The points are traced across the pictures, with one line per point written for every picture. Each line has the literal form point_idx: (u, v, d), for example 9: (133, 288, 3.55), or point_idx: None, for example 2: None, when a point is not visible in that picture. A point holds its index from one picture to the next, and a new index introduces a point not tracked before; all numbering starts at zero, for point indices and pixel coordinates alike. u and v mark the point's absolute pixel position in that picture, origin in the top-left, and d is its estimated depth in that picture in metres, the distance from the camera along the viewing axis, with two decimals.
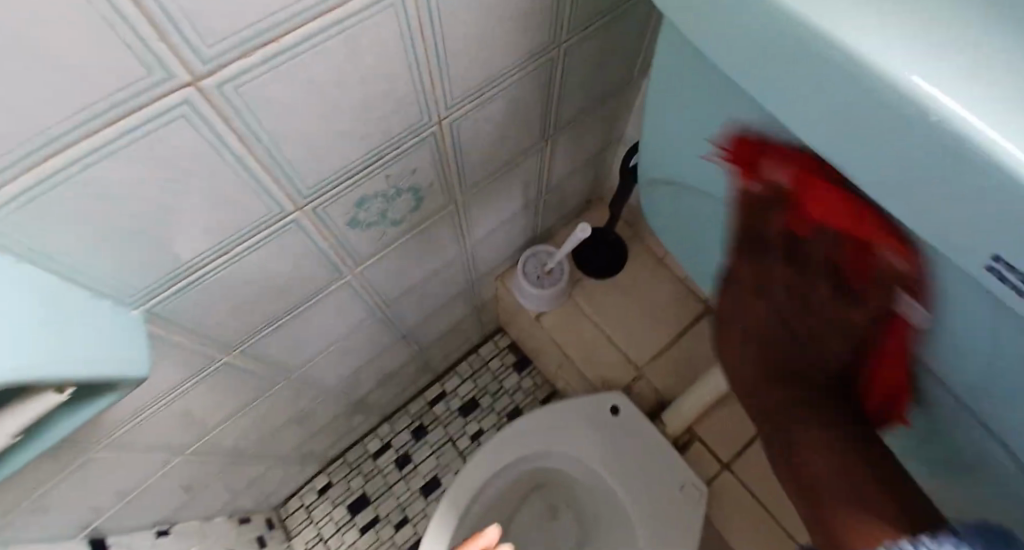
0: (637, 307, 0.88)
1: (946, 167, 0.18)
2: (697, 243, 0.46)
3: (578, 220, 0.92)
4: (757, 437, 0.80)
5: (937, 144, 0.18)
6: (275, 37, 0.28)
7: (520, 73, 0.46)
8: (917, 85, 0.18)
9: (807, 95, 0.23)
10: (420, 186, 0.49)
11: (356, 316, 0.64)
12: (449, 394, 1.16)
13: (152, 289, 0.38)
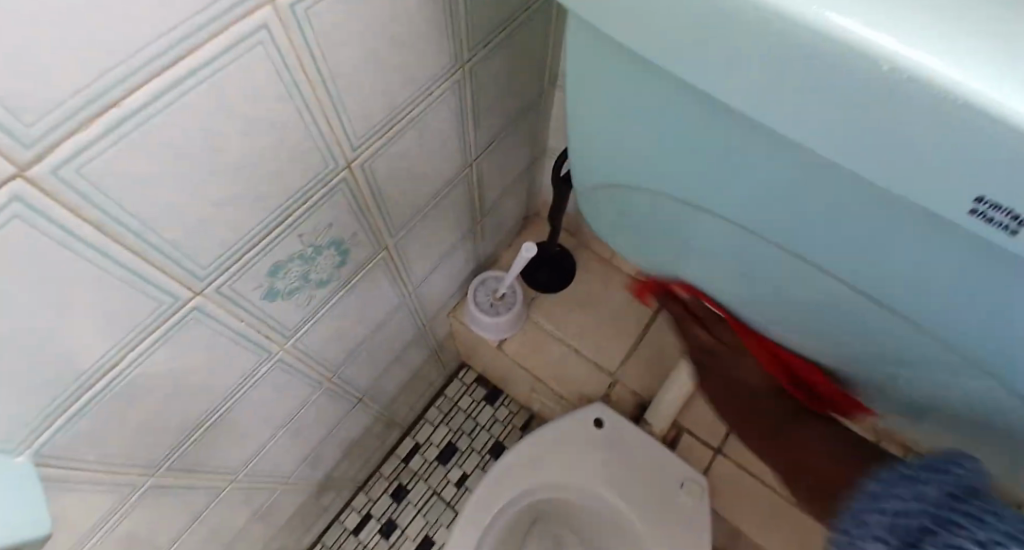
0: (597, 313, 0.86)
1: (912, 119, 0.17)
2: (645, 247, 0.44)
3: (519, 239, 0.89)
4: None
5: (901, 93, 0.16)
6: (114, 100, 0.23)
7: (429, 99, 0.42)
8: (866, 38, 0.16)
9: (735, 63, 0.20)
10: (342, 238, 0.44)
11: (300, 392, 0.57)
12: (423, 444, 1.09)
13: (30, 430, 0.31)
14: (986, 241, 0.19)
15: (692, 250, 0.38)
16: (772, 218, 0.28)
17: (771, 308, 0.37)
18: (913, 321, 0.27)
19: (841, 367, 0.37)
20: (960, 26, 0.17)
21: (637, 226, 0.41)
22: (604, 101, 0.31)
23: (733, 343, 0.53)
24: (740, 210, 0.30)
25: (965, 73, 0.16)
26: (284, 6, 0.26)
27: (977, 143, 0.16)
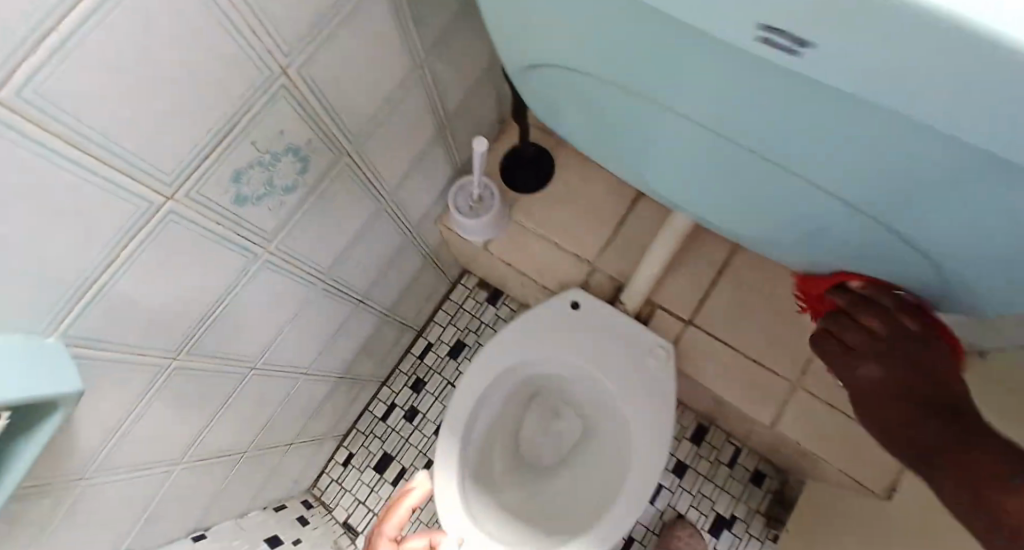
0: (576, 208, 0.90)
1: None
2: (605, 128, 0.45)
3: (496, 142, 0.92)
4: (710, 291, 0.84)
5: None
6: (51, 27, 0.27)
7: (353, 1, 0.44)
8: None
9: None
10: (297, 144, 0.49)
11: (299, 292, 0.65)
12: (435, 343, 1.20)
13: (60, 312, 0.39)
14: (802, 66, 0.20)
15: (631, 120, 0.40)
16: (721, 100, 0.29)
17: (751, 174, 0.36)
18: (852, 144, 0.26)
19: (787, 211, 0.39)
20: None
21: (566, 105, 0.44)
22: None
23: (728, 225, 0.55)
24: (666, 71, 0.29)
25: None
26: None
27: None
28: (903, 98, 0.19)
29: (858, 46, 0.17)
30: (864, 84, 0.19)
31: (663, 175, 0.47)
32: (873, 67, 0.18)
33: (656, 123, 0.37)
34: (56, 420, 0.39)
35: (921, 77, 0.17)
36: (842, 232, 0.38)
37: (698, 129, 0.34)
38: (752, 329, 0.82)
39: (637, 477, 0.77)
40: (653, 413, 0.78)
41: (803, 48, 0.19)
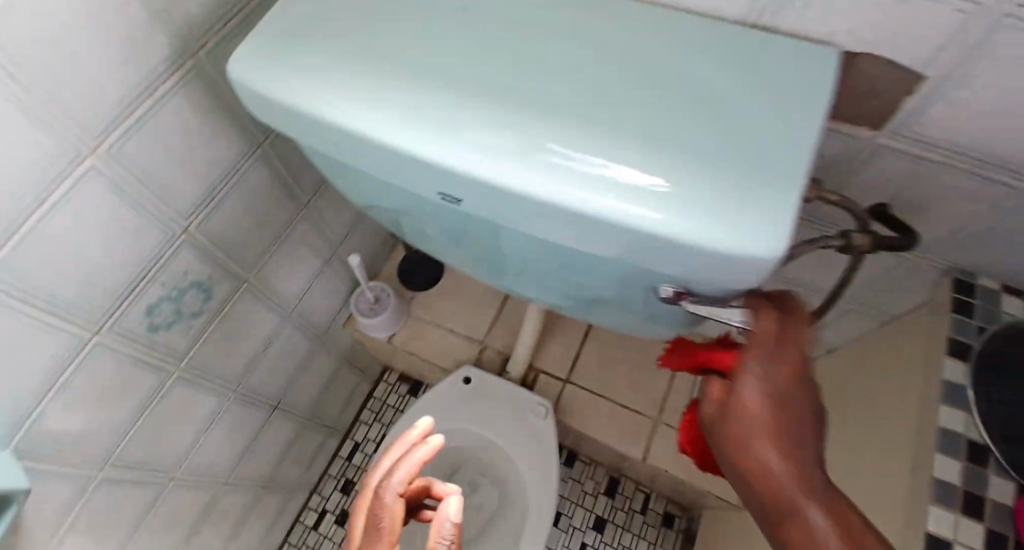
0: (464, 300, 1.08)
1: (414, 171, 0.39)
2: (465, 244, 0.69)
3: (392, 254, 1.10)
4: (579, 352, 1.05)
5: (400, 159, 0.38)
6: (15, 228, 0.41)
7: (239, 173, 0.61)
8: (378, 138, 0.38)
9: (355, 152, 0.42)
10: (202, 279, 0.63)
11: (212, 401, 0.76)
12: (362, 443, 1.27)
13: (6, 433, 0.48)
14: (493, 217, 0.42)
15: (469, 238, 0.62)
16: (498, 231, 0.51)
17: (543, 266, 0.59)
18: (559, 254, 0.49)
19: (574, 281, 0.61)
20: (433, 115, 0.39)
21: (435, 230, 0.68)
22: (358, 177, 0.54)
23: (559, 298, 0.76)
24: (463, 219, 0.52)
25: (420, 151, 0.37)
26: (104, 151, 0.45)
27: (431, 175, 0.38)
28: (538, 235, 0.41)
29: (500, 208, 0.39)
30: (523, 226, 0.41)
31: (510, 267, 0.70)
32: (513, 219, 0.39)
33: (482, 241, 0.60)
34: (10, 514, 0.50)
35: (525, 219, 0.39)
36: (607, 294, 0.60)
37: (500, 243, 0.57)
38: (616, 379, 1.01)
39: (533, 527, 0.86)
40: (542, 464, 0.90)
41: (470, 205, 0.40)
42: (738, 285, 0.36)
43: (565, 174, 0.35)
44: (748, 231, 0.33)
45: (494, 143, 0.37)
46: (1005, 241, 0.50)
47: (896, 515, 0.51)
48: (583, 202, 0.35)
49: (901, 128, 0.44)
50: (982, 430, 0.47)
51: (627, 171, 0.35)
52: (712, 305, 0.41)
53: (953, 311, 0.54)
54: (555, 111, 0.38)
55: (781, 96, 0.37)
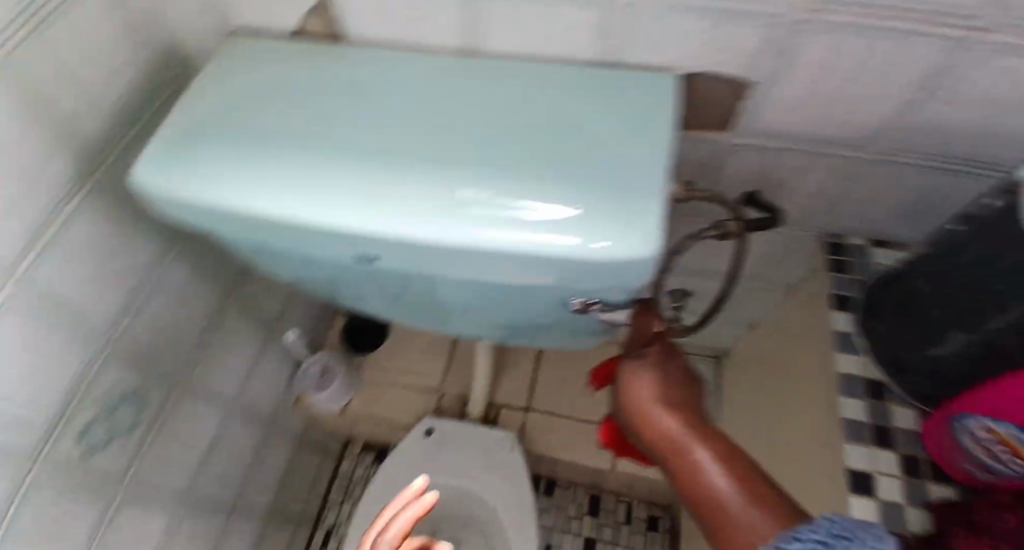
0: (413, 354, 1.09)
1: (328, 239, 0.42)
2: (400, 300, 0.73)
3: (331, 325, 1.10)
4: (533, 380, 1.09)
5: (313, 230, 0.41)
6: None
7: (155, 277, 0.61)
8: (288, 216, 0.41)
9: (268, 234, 0.44)
10: (132, 391, 0.61)
11: (164, 517, 0.71)
12: (334, 527, 1.15)
13: None
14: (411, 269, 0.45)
15: (398, 292, 0.65)
16: (422, 282, 0.55)
17: (471, 304, 0.63)
18: (481, 290, 0.53)
19: (506, 314, 0.65)
20: (337, 184, 0.42)
21: (369, 293, 0.72)
22: (276, 257, 0.56)
23: (498, 332, 0.81)
24: (387, 277, 0.55)
25: (331, 220, 0.40)
26: (13, 283, 0.44)
27: (345, 240, 0.41)
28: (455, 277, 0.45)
29: (414, 259, 0.42)
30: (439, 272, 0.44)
31: (444, 312, 0.74)
32: (429, 266, 0.43)
33: (411, 292, 0.64)
34: None
35: (439, 264, 0.42)
36: (534, 319, 0.65)
37: (428, 291, 0.60)
38: (572, 397, 1.07)
39: None
40: (520, 498, 0.90)
41: (387, 262, 0.43)
42: (634, 285, 0.41)
43: (464, 215, 0.40)
44: (626, 235, 0.38)
45: (398, 200, 0.41)
46: (852, 205, 0.59)
47: (823, 493, 0.55)
48: (486, 240, 0.39)
49: (745, 128, 0.52)
50: (876, 368, 0.55)
51: (518, 204, 0.40)
52: (617, 307, 0.46)
53: (832, 271, 0.62)
54: (446, 164, 0.43)
55: (634, 119, 0.44)
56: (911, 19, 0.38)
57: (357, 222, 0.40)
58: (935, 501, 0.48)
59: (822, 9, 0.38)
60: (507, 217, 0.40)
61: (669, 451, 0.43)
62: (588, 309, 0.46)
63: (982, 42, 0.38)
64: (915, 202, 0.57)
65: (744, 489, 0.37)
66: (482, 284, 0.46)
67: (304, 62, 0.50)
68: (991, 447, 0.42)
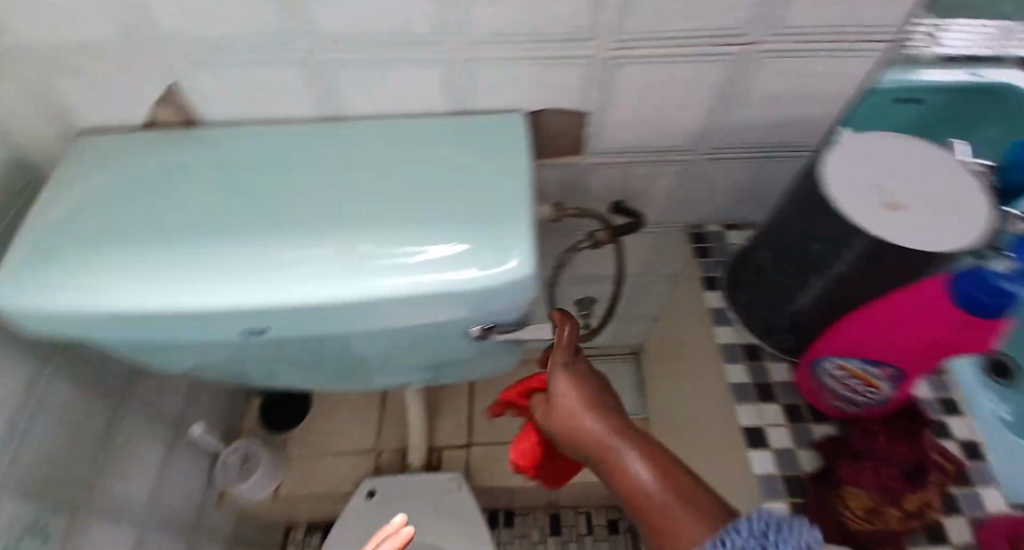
0: (343, 417, 1.07)
1: (220, 320, 0.42)
2: (310, 364, 0.72)
3: (249, 407, 1.05)
4: (469, 415, 1.10)
5: (201, 315, 0.42)
6: None
7: (35, 398, 0.57)
8: (172, 305, 0.41)
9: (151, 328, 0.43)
10: (26, 528, 0.55)
11: None
12: None
13: None
14: (310, 331, 0.47)
15: (307, 357, 0.66)
16: (326, 342, 0.57)
17: (381, 354, 0.65)
18: (384, 340, 0.56)
19: (418, 355, 0.67)
20: (220, 267, 0.43)
21: (277, 364, 0.72)
22: (166, 351, 0.55)
23: (419, 374, 0.82)
24: (290, 345, 0.57)
25: (220, 301, 0.41)
26: None
27: (237, 316, 0.42)
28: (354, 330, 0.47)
29: (311, 320, 0.44)
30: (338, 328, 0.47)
31: (359, 367, 0.75)
32: (327, 324, 0.45)
33: (320, 355, 0.65)
34: None
35: (337, 320, 0.45)
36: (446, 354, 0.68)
37: (336, 350, 0.61)
38: (508, 422, 1.09)
39: None
40: (476, 535, 0.90)
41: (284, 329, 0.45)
42: (520, 302, 0.47)
43: (352, 273, 0.44)
44: (498, 263, 0.44)
45: (291, 270, 0.43)
46: (700, 200, 0.68)
47: (733, 465, 0.60)
48: (384, 288, 0.43)
49: (594, 150, 0.59)
50: (747, 334, 0.63)
51: (399, 256, 0.45)
52: (512, 329, 0.51)
53: (697, 259, 0.71)
54: (326, 230, 0.46)
55: (491, 162, 0.50)
56: (693, 46, 0.46)
57: (247, 298, 0.42)
58: (819, 439, 0.55)
59: (623, 47, 0.46)
60: (392, 268, 0.44)
61: (598, 454, 0.40)
62: (487, 335, 0.50)
63: (752, 57, 0.47)
64: (745, 191, 0.66)
65: (667, 482, 0.35)
66: (382, 330, 0.49)
67: (163, 156, 0.51)
68: (847, 381, 0.50)
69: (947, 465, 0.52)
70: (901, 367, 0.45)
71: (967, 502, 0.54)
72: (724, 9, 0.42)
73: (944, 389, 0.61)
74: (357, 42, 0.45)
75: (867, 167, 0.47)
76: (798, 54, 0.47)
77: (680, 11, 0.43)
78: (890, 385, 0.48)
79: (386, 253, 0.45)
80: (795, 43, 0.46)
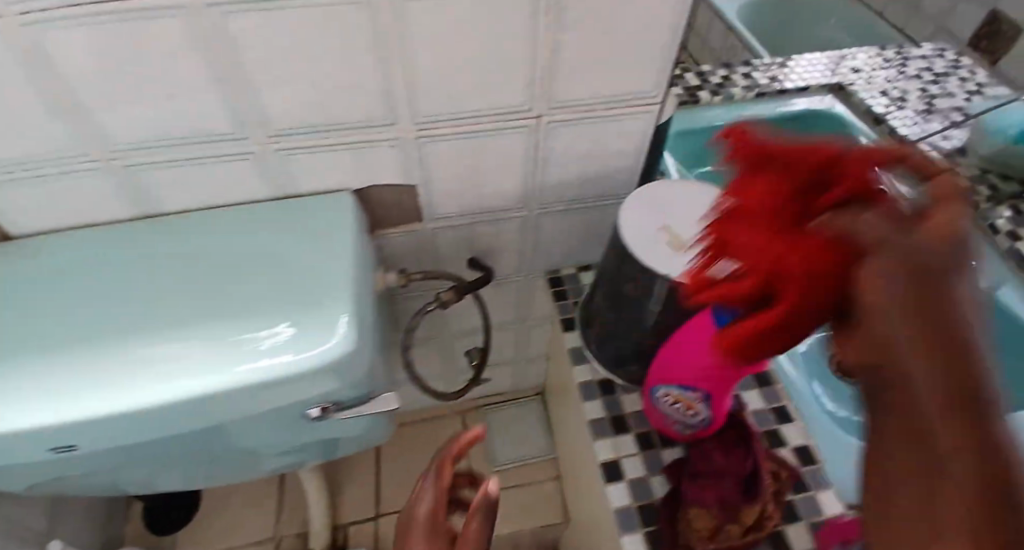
0: (239, 508, 1.03)
1: (34, 440, 0.43)
2: (178, 461, 0.69)
3: (135, 512, 1.02)
4: (376, 483, 1.07)
5: (13, 437, 0.42)
6: None
7: None
8: None
9: None
10: None
11: None
12: None
13: None
14: (138, 440, 0.47)
15: (167, 455, 0.64)
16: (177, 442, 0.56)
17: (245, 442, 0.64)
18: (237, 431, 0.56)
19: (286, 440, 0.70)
20: (31, 386, 0.43)
21: (139, 467, 0.68)
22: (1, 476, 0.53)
23: (303, 453, 0.80)
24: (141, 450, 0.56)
25: (26, 422, 0.42)
26: None
27: (49, 434, 0.43)
28: (185, 432, 0.47)
29: (130, 430, 0.45)
30: (167, 433, 0.47)
31: (234, 455, 0.72)
32: (152, 431, 0.46)
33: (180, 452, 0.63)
34: None
35: (159, 426, 0.45)
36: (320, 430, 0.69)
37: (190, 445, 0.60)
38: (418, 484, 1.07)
39: None
40: None
41: (106, 442, 0.45)
42: (343, 378, 0.48)
43: (170, 376, 0.44)
44: (317, 348, 0.46)
45: (91, 379, 0.44)
46: (547, 249, 0.73)
47: (599, 500, 0.63)
48: (193, 386, 0.44)
49: (431, 217, 0.62)
50: (601, 369, 0.67)
51: (220, 351, 0.45)
52: (353, 405, 0.51)
53: (555, 301, 0.76)
54: (149, 335, 0.47)
55: (318, 243, 0.52)
56: (485, 122, 0.52)
57: (56, 415, 0.42)
58: (668, 465, 0.60)
59: (425, 127, 0.51)
60: (210, 364, 0.45)
61: (956, 385, 0.21)
62: (326, 415, 0.50)
63: (544, 126, 0.53)
64: (586, 235, 0.72)
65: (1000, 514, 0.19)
66: (220, 429, 0.49)
67: None
68: (675, 406, 0.55)
69: (778, 471, 0.58)
70: (710, 390, 0.50)
71: (807, 506, 0.58)
72: (503, 89, 0.49)
73: (775, 397, 0.65)
74: (164, 143, 0.48)
75: (658, 210, 0.54)
76: (580, 121, 0.54)
77: (462, 93, 0.48)
78: (705, 406, 0.53)
79: (208, 348, 0.46)
80: (575, 113, 0.53)
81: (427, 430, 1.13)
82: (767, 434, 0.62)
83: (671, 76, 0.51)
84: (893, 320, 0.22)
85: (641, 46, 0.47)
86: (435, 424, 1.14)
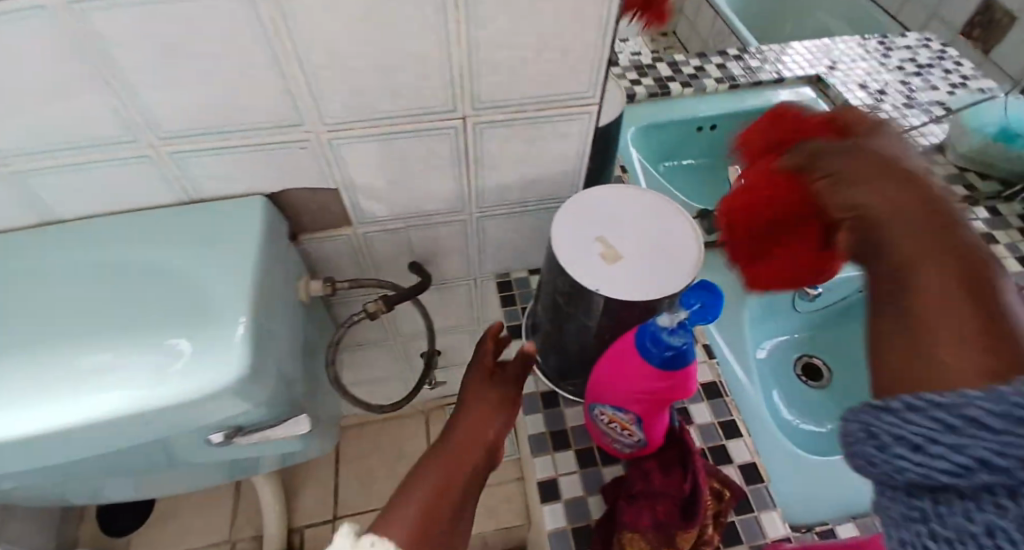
0: (193, 511, 1.01)
1: None
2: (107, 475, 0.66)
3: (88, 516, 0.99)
4: (334, 485, 1.05)
5: None
6: None
7: None
8: None
9: None
10: None
11: None
12: None
13: None
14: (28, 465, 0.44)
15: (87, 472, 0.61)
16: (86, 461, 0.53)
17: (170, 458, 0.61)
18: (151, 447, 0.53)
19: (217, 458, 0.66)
20: None
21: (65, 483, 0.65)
22: None
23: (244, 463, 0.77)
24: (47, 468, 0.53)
25: None
26: None
27: None
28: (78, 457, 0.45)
29: (14, 457, 0.42)
30: (58, 459, 0.44)
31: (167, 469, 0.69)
32: (40, 457, 0.43)
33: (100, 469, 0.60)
34: None
35: (46, 453, 0.42)
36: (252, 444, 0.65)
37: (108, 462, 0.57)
38: (377, 486, 1.05)
39: None
40: None
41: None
42: (238, 406, 0.45)
43: (56, 401, 0.42)
44: (212, 372, 0.42)
45: None
46: (493, 253, 0.70)
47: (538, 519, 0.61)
48: (80, 412, 0.41)
49: (360, 221, 0.59)
50: (544, 381, 0.64)
51: (111, 375, 0.43)
52: (260, 427, 0.49)
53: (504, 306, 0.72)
54: (35, 356, 0.44)
55: (225, 254, 0.48)
56: (402, 123, 0.48)
57: None
58: (608, 482, 0.57)
59: (336, 128, 0.47)
60: (100, 389, 0.42)
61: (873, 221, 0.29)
62: (230, 441, 0.48)
63: (471, 127, 0.50)
64: (533, 238, 0.68)
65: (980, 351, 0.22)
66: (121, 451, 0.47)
67: None
68: (611, 427, 0.52)
69: (722, 490, 0.54)
70: (641, 416, 0.47)
71: (748, 530, 0.55)
72: (417, 88, 0.45)
73: (724, 411, 0.62)
74: (50, 150, 0.44)
75: (595, 221, 0.51)
76: (509, 123, 0.50)
77: (372, 93, 0.44)
78: (639, 429, 0.49)
79: (101, 372, 0.43)
80: (502, 114, 0.49)
81: (388, 430, 1.11)
82: (713, 452, 0.59)
83: (604, 74, 0.48)
84: (856, 193, 0.28)
85: (565, 41, 0.44)
86: (396, 425, 1.11)
